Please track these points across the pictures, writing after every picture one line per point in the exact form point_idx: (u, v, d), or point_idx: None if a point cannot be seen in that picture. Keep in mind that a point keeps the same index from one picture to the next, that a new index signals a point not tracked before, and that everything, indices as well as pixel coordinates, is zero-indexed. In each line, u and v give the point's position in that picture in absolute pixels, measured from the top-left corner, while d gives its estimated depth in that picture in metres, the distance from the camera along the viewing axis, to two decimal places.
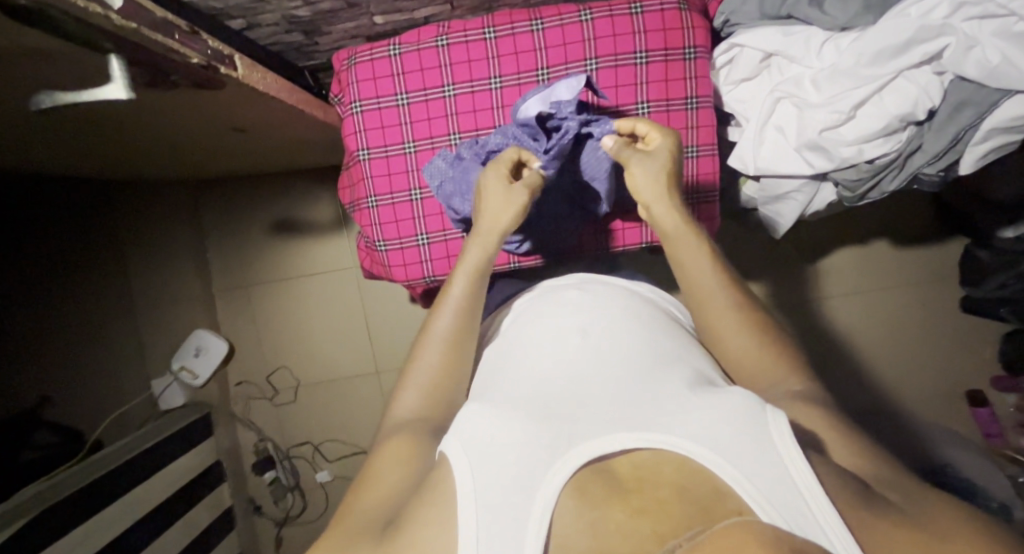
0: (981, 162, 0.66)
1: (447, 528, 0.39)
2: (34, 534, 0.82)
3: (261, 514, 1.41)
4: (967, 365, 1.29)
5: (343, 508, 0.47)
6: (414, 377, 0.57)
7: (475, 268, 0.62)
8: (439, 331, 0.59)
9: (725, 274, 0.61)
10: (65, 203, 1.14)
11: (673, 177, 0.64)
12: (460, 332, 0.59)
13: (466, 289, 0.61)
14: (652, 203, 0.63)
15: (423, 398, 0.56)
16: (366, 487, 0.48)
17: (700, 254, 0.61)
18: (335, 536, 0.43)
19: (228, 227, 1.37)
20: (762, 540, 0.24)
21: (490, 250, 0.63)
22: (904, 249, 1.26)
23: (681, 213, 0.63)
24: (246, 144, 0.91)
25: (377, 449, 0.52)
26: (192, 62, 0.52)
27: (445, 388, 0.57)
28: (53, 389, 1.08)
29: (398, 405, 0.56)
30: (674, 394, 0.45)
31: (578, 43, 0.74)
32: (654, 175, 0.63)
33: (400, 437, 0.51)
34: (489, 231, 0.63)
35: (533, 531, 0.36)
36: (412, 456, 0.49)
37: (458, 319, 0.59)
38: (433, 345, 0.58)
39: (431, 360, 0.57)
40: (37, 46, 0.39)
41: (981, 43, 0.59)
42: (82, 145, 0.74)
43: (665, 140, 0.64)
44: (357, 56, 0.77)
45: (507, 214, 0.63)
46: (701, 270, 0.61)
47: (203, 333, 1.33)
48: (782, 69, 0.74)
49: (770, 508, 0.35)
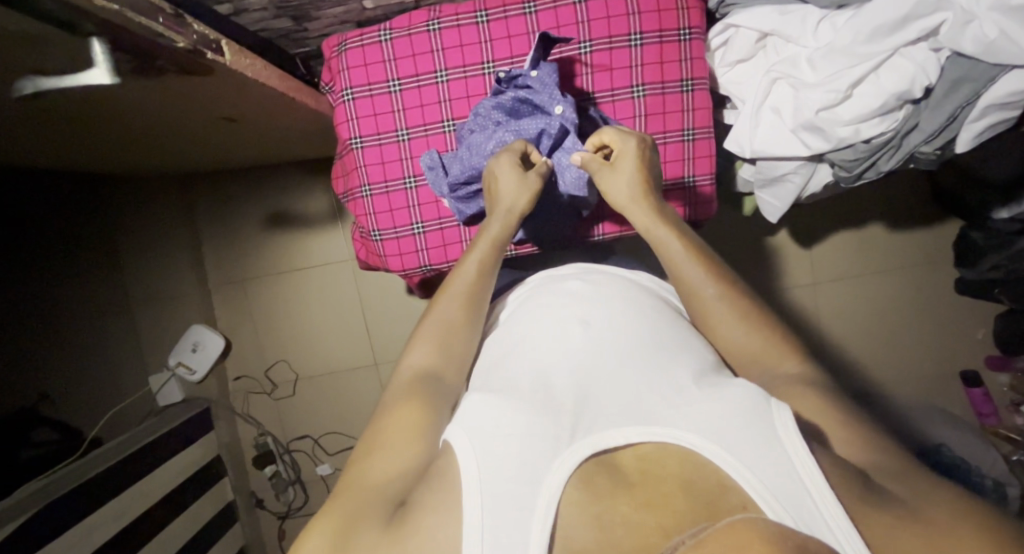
0: (977, 139, 0.66)
1: (452, 519, 0.38)
2: (36, 532, 0.81)
3: (262, 508, 1.42)
4: (960, 347, 1.30)
5: (344, 480, 0.45)
6: (427, 333, 0.57)
7: (492, 242, 0.63)
8: (456, 290, 0.60)
9: (695, 246, 0.61)
10: (59, 200, 1.13)
11: (644, 180, 0.63)
12: (475, 293, 0.60)
13: (482, 255, 0.62)
14: (623, 206, 0.63)
15: (435, 352, 0.55)
16: (373, 455, 0.45)
17: (669, 231, 0.61)
18: (338, 513, 0.41)
19: (222, 221, 1.36)
20: (767, 536, 0.24)
21: (505, 228, 0.64)
22: (899, 232, 1.27)
23: (649, 208, 0.62)
24: (237, 134, 0.89)
25: (387, 408, 0.50)
26: (179, 47, 0.51)
27: (456, 346, 0.56)
28: (52, 389, 1.07)
29: (409, 359, 0.55)
30: (678, 386, 0.45)
31: (571, 26, 0.73)
32: (623, 188, 0.63)
33: (414, 396, 0.50)
34: (504, 209, 0.64)
35: (539, 524, 0.36)
36: (424, 425, 0.48)
37: (474, 280, 0.60)
38: (450, 299, 0.59)
39: (449, 315, 0.58)
40: (14, 27, 0.38)
41: (979, 18, 0.59)
42: (67, 137, 0.72)
43: (627, 143, 0.63)
44: (347, 42, 0.75)
45: (522, 196, 0.64)
46: (668, 245, 0.61)
47: (199, 328, 1.30)
48: (778, 48, 0.73)
49: (777, 506, 0.35)
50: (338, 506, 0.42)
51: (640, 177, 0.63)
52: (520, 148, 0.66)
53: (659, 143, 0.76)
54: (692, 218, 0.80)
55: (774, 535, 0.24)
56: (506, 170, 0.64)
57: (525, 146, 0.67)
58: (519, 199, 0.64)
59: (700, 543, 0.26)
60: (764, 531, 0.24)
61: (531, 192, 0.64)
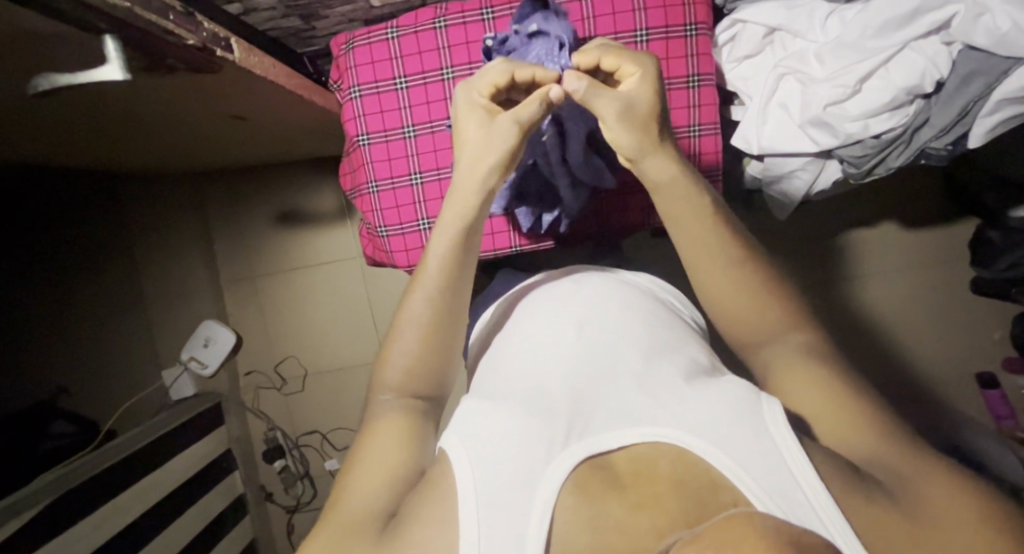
0: (988, 136, 0.64)
1: (446, 530, 0.38)
2: (55, 518, 0.84)
3: (272, 501, 1.44)
4: (975, 348, 1.27)
5: (332, 503, 0.45)
6: (394, 358, 0.55)
7: (456, 239, 0.56)
8: (416, 310, 0.55)
9: (716, 207, 0.56)
10: (74, 197, 1.17)
11: (654, 111, 0.53)
12: (437, 307, 0.55)
13: (444, 264, 0.56)
14: (631, 150, 0.54)
15: (404, 376, 0.54)
16: (355, 472, 0.46)
17: (682, 190, 0.55)
18: (332, 533, 0.42)
19: (233, 220, 1.38)
20: (760, 529, 0.24)
21: (477, 214, 0.57)
22: (912, 230, 1.25)
23: (664, 156, 0.54)
24: (246, 133, 0.91)
25: (365, 433, 0.50)
26: (189, 44, 0.52)
27: (427, 366, 0.55)
28: (69, 382, 1.11)
29: (380, 386, 0.54)
30: (671, 384, 0.44)
31: (576, 22, 0.73)
32: (626, 114, 0.52)
33: (389, 423, 0.49)
34: (471, 187, 0.56)
35: (534, 536, 0.36)
36: (409, 441, 0.48)
37: (435, 296, 0.55)
38: (410, 324, 0.55)
39: (410, 340, 0.55)
40: (33, 25, 0.39)
41: (990, 10, 0.59)
42: (81, 136, 0.74)
43: (642, 65, 0.53)
44: (355, 40, 0.77)
45: (496, 154, 0.55)
46: (678, 206, 0.55)
47: (210, 324, 1.32)
48: (785, 43, 0.72)
49: (767, 501, 0.35)
50: (330, 526, 0.42)
51: (650, 107, 0.53)
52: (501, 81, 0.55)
53: None
54: None
55: (764, 527, 0.24)
56: (472, 126, 0.56)
57: (510, 75, 0.55)
58: (495, 161, 0.55)
59: (697, 537, 0.26)
60: (761, 524, 0.24)
61: (509, 137, 0.54)
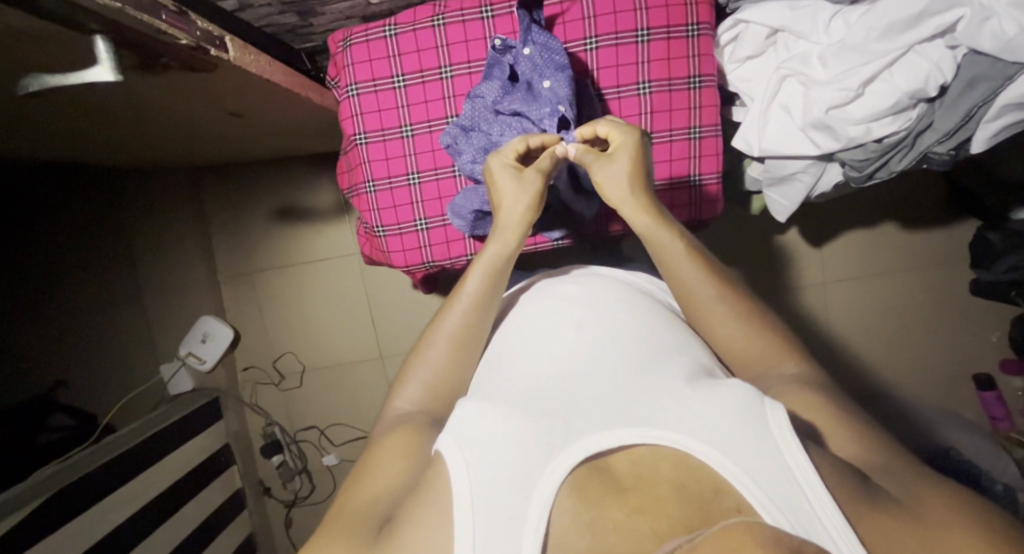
0: (993, 140, 0.64)
1: (444, 527, 0.38)
2: (55, 512, 0.85)
3: (270, 495, 1.44)
4: (974, 349, 1.27)
5: (336, 507, 0.46)
6: (417, 373, 0.56)
7: (492, 266, 0.60)
8: (448, 328, 0.57)
9: (697, 251, 0.59)
10: (72, 190, 1.16)
11: (639, 173, 0.61)
12: (468, 328, 0.58)
13: (479, 289, 0.59)
14: (619, 204, 0.61)
15: (423, 391, 0.55)
16: (361, 481, 0.47)
17: (666, 233, 0.59)
18: (330, 536, 0.42)
19: (232, 214, 1.38)
20: (757, 541, 0.23)
21: (510, 247, 0.62)
22: (913, 231, 1.24)
23: (648, 209, 0.60)
24: (243, 129, 0.90)
25: (378, 441, 0.51)
26: (182, 43, 0.51)
27: (449, 385, 0.56)
28: (64, 375, 1.09)
29: (399, 398, 0.56)
30: (670, 388, 0.44)
31: (578, 21, 0.72)
32: (615, 173, 0.61)
33: (398, 432, 0.50)
34: (507, 225, 0.62)
35: (531, 531, 0.36)
36: (413, 449, 0.48)
37: (469, 317, 0.58)
38: (439, 340, 0.57)
39: (436, 356, 0.57)
40: (21, 26, 0.38)
41: (997, 14, 0.57)
42: (76, 132, 0.74)
43: (626, 136, 0.61)
44: (352, 37, 0.75)
45: (526, 201, 0.62)
46: (665, 245, 0.59)
47: (208, 320, 1.32)
48: (788, 45, 0.72)
49: (774, 511, 0.35)
50: (332, 530, 0.43)
51: (634, 171, 0.61)
52: (517, 148, 0.64)
53: (665, 141, 0.75)
54: (698, 216, 0.79)
55: (763, 541, 0.23)
56: (500, 175, 0.63)
57: (524, 142, 0.64)
58: (524, 210, 0.62)
59: (696, 547, 0.25)
60: (758, 535, 0.24)
61: (536, 193, 0.62)
